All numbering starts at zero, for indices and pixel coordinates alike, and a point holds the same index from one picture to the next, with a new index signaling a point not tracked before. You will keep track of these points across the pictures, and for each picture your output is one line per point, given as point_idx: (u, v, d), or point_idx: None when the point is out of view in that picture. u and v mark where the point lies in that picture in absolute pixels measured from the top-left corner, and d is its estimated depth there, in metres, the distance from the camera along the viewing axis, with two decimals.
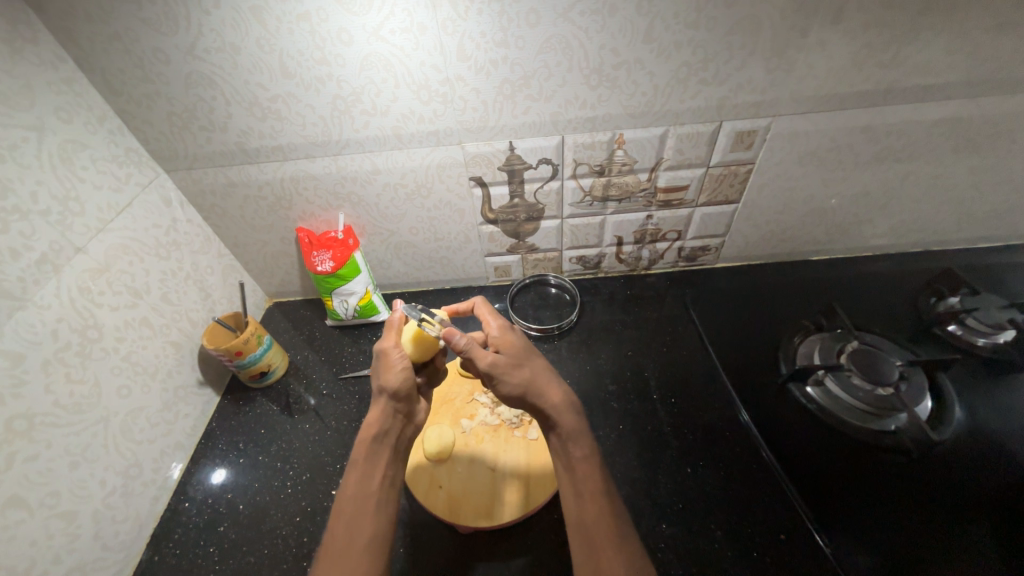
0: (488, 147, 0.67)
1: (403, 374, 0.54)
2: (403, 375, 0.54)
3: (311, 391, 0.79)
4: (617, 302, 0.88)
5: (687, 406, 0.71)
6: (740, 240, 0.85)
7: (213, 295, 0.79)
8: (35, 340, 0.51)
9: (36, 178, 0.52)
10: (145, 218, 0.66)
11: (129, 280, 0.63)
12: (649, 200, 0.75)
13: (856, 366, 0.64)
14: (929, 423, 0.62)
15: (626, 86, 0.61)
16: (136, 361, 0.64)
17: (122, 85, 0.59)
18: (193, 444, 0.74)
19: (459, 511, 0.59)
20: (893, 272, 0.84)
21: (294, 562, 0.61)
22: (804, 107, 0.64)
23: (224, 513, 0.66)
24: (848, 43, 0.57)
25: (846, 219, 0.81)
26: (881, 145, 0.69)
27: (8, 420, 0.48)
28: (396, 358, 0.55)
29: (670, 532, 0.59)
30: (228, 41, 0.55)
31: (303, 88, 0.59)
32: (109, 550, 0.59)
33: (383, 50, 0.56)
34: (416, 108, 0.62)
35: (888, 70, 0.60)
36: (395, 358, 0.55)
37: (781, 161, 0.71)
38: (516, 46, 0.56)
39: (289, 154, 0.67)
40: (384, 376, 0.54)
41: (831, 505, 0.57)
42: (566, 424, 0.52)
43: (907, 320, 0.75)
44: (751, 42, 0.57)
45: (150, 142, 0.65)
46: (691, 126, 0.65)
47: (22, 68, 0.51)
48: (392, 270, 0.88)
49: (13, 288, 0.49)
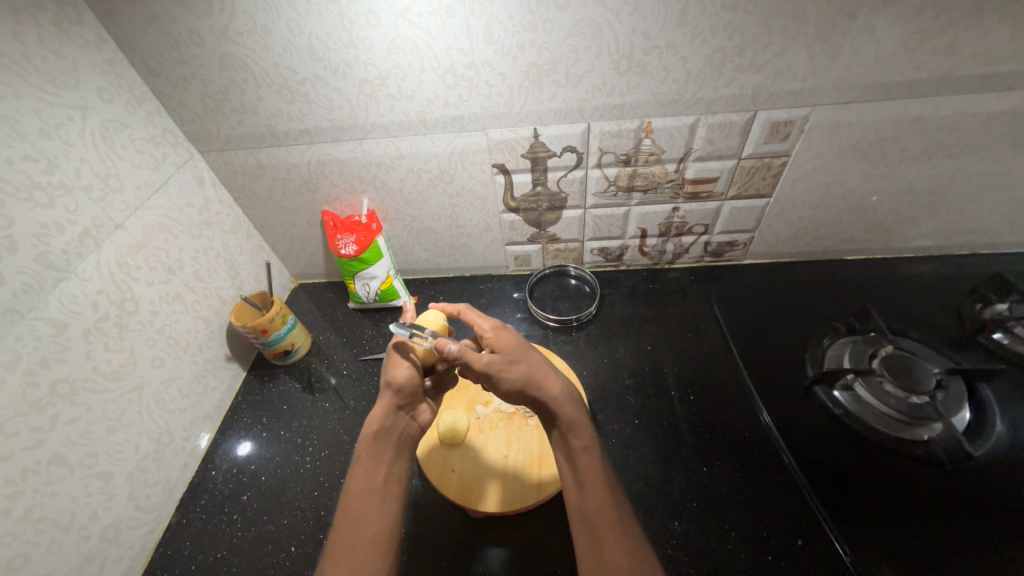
0: (512, 134, 0.66)
1: (408, 372, 0.56)
2: (408, 373, 0.56)
3: (331, 371, 0.81)
4: (639, 296, 0.87)
5: (706, 404, 0.70)
6: (771, 236, 0.81)
7: (242, 274, 0.82)
8: (77, 310, 0.54)
9: (80, 155, 0.55)
10: (179, 198, 0.69)
11: (164, 256, 0.66)
12: (676, 191, 0.73)
13: (888, 372, 0.62)
14: (966, 434, 0.58)
15: (656, 73, 0.59)
16: (169, 334, 0.67)
17: (160, 67, 0.61)
18: (220, 416, 0.77)
19: (470, 494, 0.59)
20: (936, 275, 0.79)
21: (311, 533, 0.63)
22: (848, 97, 0.60)
23: (247, 483, 0.69)
24: (899, 28, 0.53)
25: (887, 217, 0.76)
26: (930, 138, 0.64)
27: (53, 383, 0.52)
28: (403, 355, 0.56)
29: (682, 529, 0.58)
30: (259, 23, 0.56)
31: (331, 71, 0.60)
32: (142, 510, 0.63)
33: (410, 33, 0.56)
34: (441, 94, 0.62)
35: (943, 58, 0.56)
36: (403, 356, 0.56)
37: (819, 153, 0.67)
38: (544, 30, 0.55)
39: (317, 138, 0.68)
40: (391, 373, 0.56)
41: (854, 513, 0.55)
42: (566, 415, 0.52)
43: (949, 326, 0.71)
44: (792, 26, 0.54)
45: (185, 123, 0.67)
46: (723, 115, 0.63)
47: (69, 49, 0.54)
48: (413, 255, 0.89)
49: (57, 260, 0.52)
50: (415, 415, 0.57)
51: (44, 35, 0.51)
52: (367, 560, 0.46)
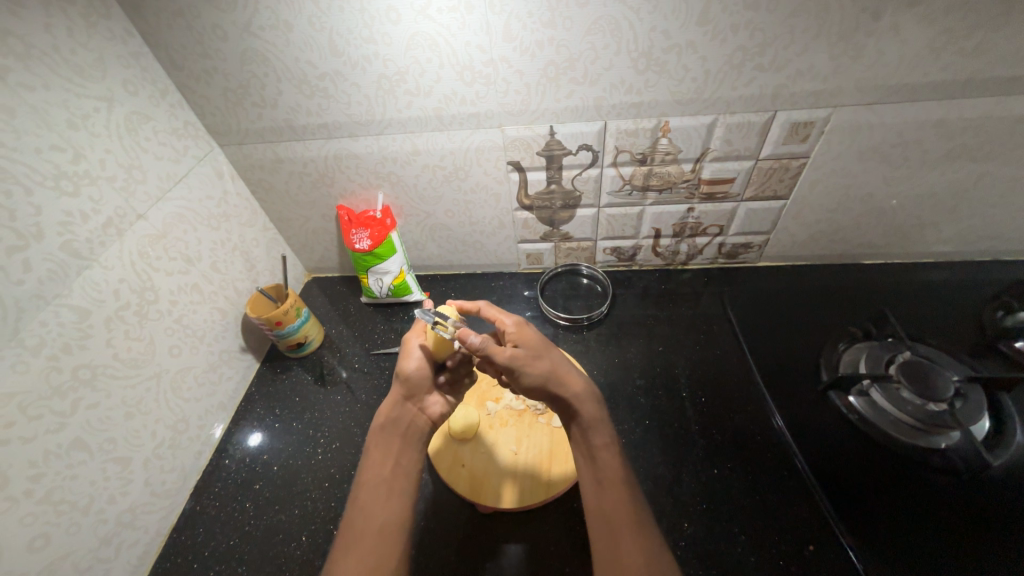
0: (528, 131, 0.66)
1: (416, 364, 0.58)
2: (416, 364, 0.58)
3: (343, 364, 0.82)
4: (651, 297, 0.86)
5: (717, 406, 0.69)
6: (787, 239, 0.81)
7: (257, 266, 0.83)
8: (99, 298, 0.55)
9: (105, 146, 0.56)
10: (199, 190, 0.70)
11: (183, 247, 0.67)
12: (691, 191, 0.73)
13: (906, 378, 0.60)
14: (985, 443, 0.57)
15: (675, 71, 0.58)
16: (187, 324, 0.68)
17: (183, 61, 0.62)
18: (234, 406, 0.78)
19: (480, 490, 0.60)
20: (956, 281, 0.78)
21: (321, 524, 0.63)
22: (870, 98, 0.59)
23: (259, 473, 0.70)
24: (926, 28, 0.52)
25: (907, 221, 0.75)
26: (954, 142, 0.63)
27: (75, 368, 0.53)
28: (414, 346, 0.59)
29: (692, 531, 0.58)
30: (282, 19, 0.56)
31: (350, 67, 0.60)
32: (157, 496, 0.64)
33: (430, 29, 0.56)
34: (458, 90, 0.62)
35: (970, 59, 0.54)
36: (414, 348, 0.59)
37: (839, 155, 0.66)
38: (563, 27, 0.55)
39: (334, 132, 0.68)
40: (401, 364, 0.58)
41: (868, 519, 0.54)
42: (587, 412, 0.52)
43: (969, 333, 0.69)
44: (816, 25, 0.53)
45: (206, 116, 0.69)
46: (742, 115, 0.62)
47: (96, 42, 0.55)
48: (426, 251, 0.89)
49: (81, 248, 0.53)
50: (423, 407, 0.57)
51: (73, 27, 0.52)
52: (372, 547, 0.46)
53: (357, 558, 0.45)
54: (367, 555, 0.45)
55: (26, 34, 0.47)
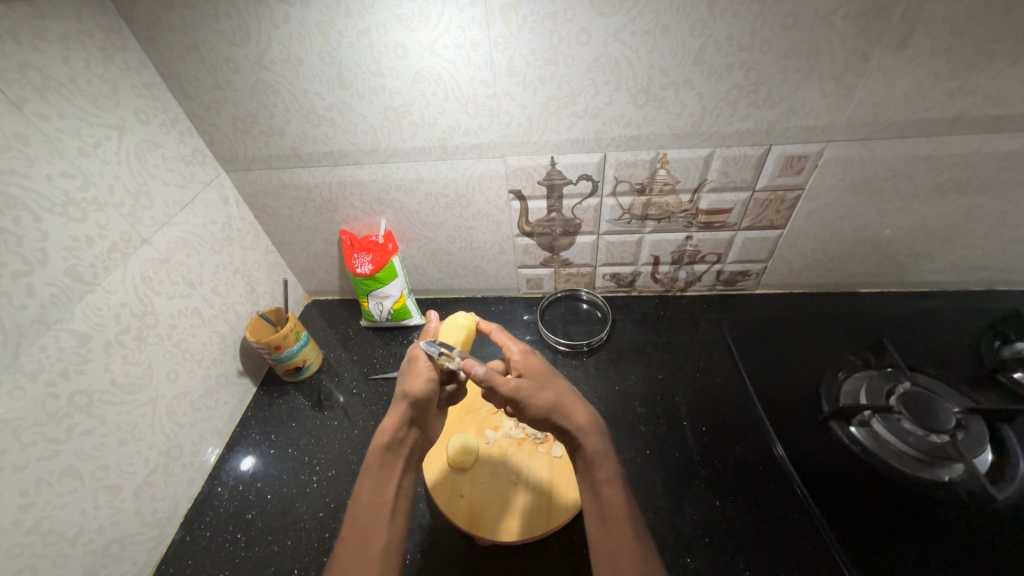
0: (530, 161, 0.68)
1: (428, 383, 0.55)
2: (426, 383, 0.55)
3: (340, 389, 0.81)
4: (650, 323, 0.87)
5: (719, 436, 0.68)
6: (784, 267, 0.82)
7: (259, 290, 0.83)
8: (100, 322, 0.55)
9: (114, 172, 0.57)
10: (204, 214, 0.70)
11: (185, 271, 0.68)
12: (689, 221, 0.74)
13: (906, 410, 0.60)
14: (990, 476, 0.56)
15: (673, 106, 0.60)
16: (185, 348, 0.67)
17: (195, 91, 0.64)
18: (229, 431, 0.77)
19: (478, 522, 0.58)
20: (953, 310, 0.78)
21: (315, 555, 0.62)
22: (861, 134, 0.61)
23: (252, 501, 0.68)
24: (912, 69, 0.55)
25: (901, 251, 0.76)
26: (944, 176, 0.65)
27: (71, 394, 0.52)
28: (424, 365, 0.57)
29: (695, 566, 0.56)
30: (293, 53, 0.58)
31: (357, 98, 0.62)
32: (147, 526, 0.62)
33: (436, 64, 0.58)
34: (462, 121, 0.64)
35: (956, 99, 0.56)
36: (423, 366, 0.57)
37: (833, 187, 0.68)
38: (565, 64, 0.57)
39: (339, 160, 0.70)
40: (409, 382, 0.56)
41: (874, 555, 0.53)
42: (591, 445, 0.52)
43: (968, 363, 0.69)
44: (807, 66, 0.55)
45: (214, 143, 0.70)
46: (738, 148, 0.64)
47: (112, 73, 0.56)
48: (427, 276, 0.90)
49: (85, 273, 0.54)
50: (425, 430, 0.56)
51: (90, 59, 0.54)
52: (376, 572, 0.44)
53: None
54: None
55: (43, 66, 0.49)
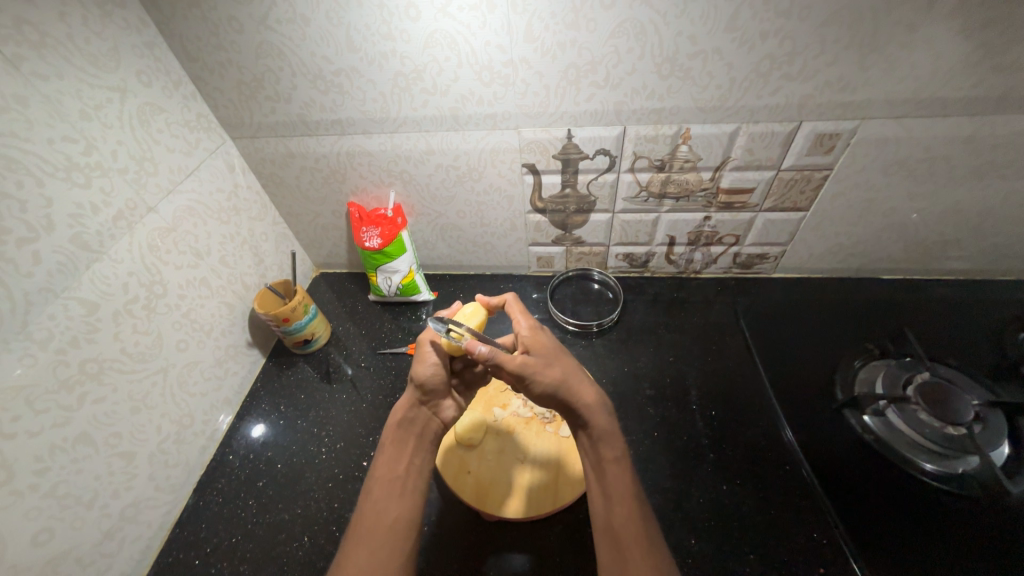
0: (546, 133, 0.65)
1: (433, 369, 0.55)
2: (432, 369, 0.55)
3: (349, 362, 0.82)
4: (661, 304, 0.85)
5: (727, 420, 0.68)
6: (804, 250, 0.79)
7: (266, 261, 0.82)
8: (108, 291, 0.55)
9: (117, 137, 0.55)
10: (210, 182, 0.69)
11: (192, 240, 0.66)
12: (709, 200, 0.71)
13: (924, 401, 0.59)
14: (1004, 470, 0.55)
15: (700, 78, 0.57)
16: (194, 318, 0.67)
17: (198, 52, 0.61)
18: (239, 401, 0.78)
19: (485, 497, 0.59)
20: (974, 300, 0.76)
21: (324, 525, 0.63)
22: (898, 112, 0.58)
23: (263, 469, 0.70)
24: (962, 41, 0.50)
25: (928, 237, 0.73)
26: (983, 159, 0.61)
27: (82, 362, 0.52)
28: (429, 350, 0.55)
29: (699, 548, 0.57)
30: (299, 12, 0.55)
31: (366, 63, 0.59)
32: (160, 490, 0.63)
33: (449, 27, 0.55)
34: (476, 90, 0.61)
35: (1007, 74, 0.52)
36: (428, 351, 0.55)
37: (864, 168, 0.64)
38: (587, 29, 0.54)
39: (347, 129, 0.67)
40: (415, 368, 0.55)
41: (883, 547, 0.53)
42: (599, 423, 0.51)
43: (989, 354, 0.68)
44: (847, 36, 0.51)
45: (219, 109, 0.68)
46: (766, 124, 0.61)
47: (111, 31, 0.54)
48: (436, 251, 0.88)
49: (91, 241, 0.53)
50: (440, 413, 0.56)
51: (89, 17, 0.51)
52: (385, 541, 0.46)
53: (371, 551, 0.45)
54: (379, 549, 0.45)
55: (39, 22, 0.46)
